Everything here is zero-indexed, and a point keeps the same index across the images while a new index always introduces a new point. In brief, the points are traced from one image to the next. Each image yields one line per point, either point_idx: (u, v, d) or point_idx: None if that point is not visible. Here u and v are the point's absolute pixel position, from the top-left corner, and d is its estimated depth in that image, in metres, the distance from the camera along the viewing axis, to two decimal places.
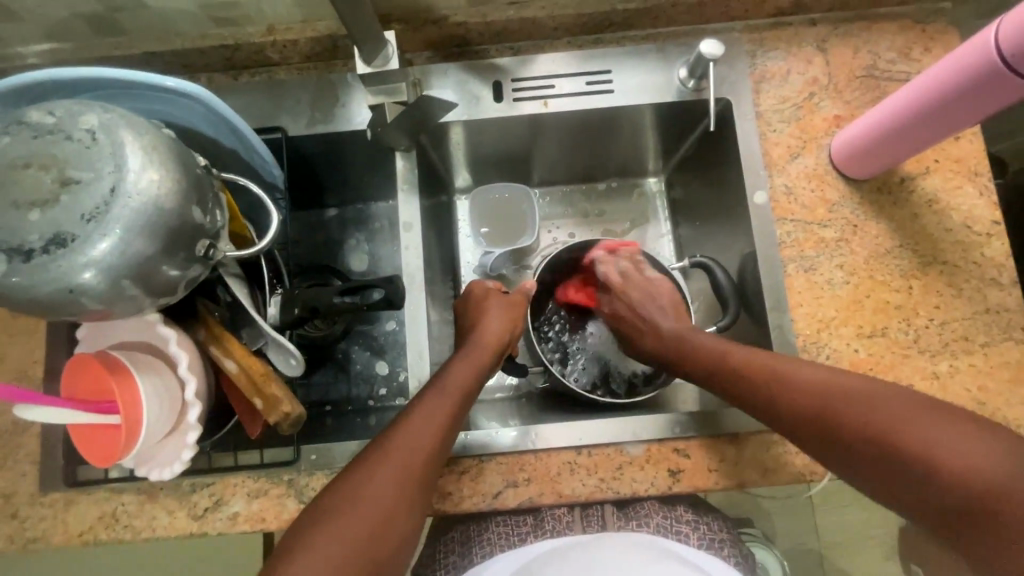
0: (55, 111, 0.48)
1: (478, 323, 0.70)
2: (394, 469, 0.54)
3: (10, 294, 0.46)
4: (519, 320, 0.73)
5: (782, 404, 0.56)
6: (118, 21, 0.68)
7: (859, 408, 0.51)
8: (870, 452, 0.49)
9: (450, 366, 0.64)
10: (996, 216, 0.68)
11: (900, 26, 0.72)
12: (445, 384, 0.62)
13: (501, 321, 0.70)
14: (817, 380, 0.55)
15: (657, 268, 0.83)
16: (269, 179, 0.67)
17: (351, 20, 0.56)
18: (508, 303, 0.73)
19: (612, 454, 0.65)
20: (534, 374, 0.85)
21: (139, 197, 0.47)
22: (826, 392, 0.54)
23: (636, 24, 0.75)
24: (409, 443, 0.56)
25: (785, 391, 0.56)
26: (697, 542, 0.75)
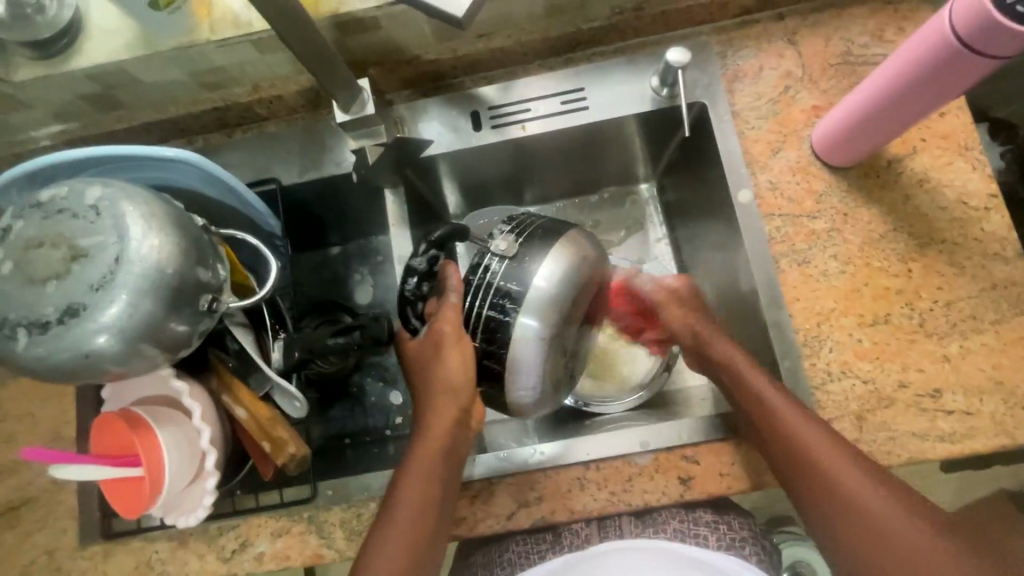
0: (61, 190, 0.52)
1: (429, 390, 0.63)
2: (405, 538, 0.58)
3: (33, 365, 0.50)
4: (461, 342, 0.62)
5: (807, 474, 0.57)
6: (116, 98, 0.72)
7: (876, 498, 0.55)
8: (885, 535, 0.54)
9: (433, 397, 0.63)
10: (991, 189, 0.66)
11: (871, 9, 0.72)
12: (416, 464, 0.61)
13: (450, 372, 0.62)
14: (850, 461, 0.57)
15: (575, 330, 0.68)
16: (266, 229, 0.71)
17: (323, 74, 0.59)
18: (433, 344, 0.62)
19: (591, 263, 0.63)
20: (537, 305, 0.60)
21: (141, 262, 0.50)
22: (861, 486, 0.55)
23: (604, 41, 0.76)
24: (410, 514, 0.59)
25: (829, 469, 0.57)
26: (718, 544, 0.73)
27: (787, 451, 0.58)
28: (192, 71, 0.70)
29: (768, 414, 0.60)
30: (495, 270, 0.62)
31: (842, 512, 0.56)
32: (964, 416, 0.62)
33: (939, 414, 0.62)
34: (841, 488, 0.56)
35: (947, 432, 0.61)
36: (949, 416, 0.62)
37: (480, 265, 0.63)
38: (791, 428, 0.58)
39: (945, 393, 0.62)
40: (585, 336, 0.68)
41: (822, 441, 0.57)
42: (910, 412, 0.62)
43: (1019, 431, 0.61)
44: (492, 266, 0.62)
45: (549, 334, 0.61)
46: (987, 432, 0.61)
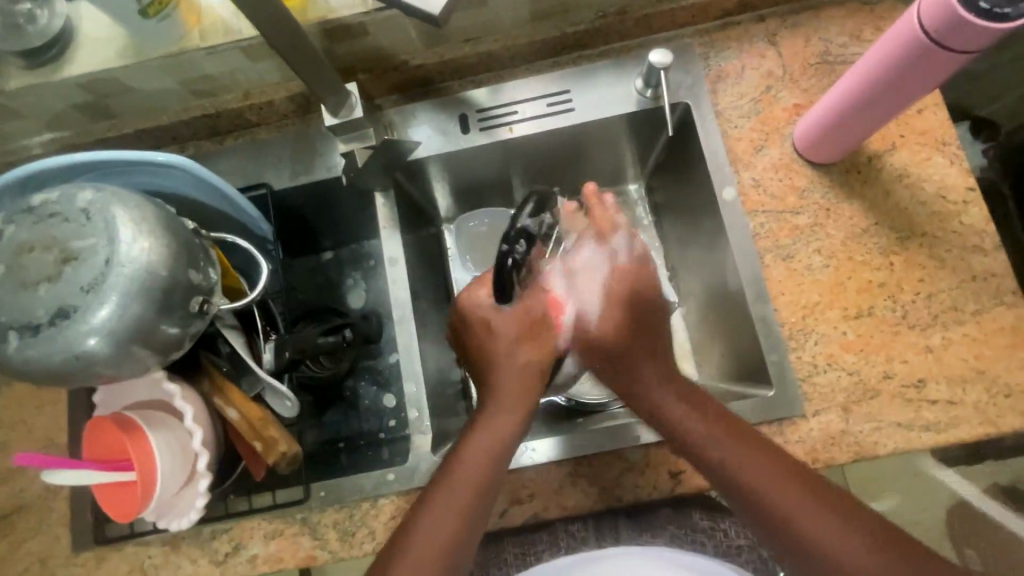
0: (52, 195, 0.53)
1: (502, 380, 0.65)
2: (451, 523, 0.57)
3: (24, 368, 0.51)
4: (547, 332, 0.68)
5: (733, 487, 0.57)
6: (108, 106, 0.73)
7: (802, 521, 0.54)
8: (808, 554, 0.54)
9: (503, 378, 0.65)
10: (969, 183, 0.68)
11: (848, 10, 0.74)
12: (474, 453, 0.60)
13: (522, 365, 0.66)
14: (789, 490, 0.55)
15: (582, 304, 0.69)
16: (258, 233, 0.72)
17: (311, 79, 0.60)
18: (521, 329, 0.67)
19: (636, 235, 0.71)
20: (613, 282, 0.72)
21: (132, 265, 0.51)
22: (756, 490, 0.56)
23: (589, 44, 0.77)
24: (465, 494, 0.58)
25: (744, 481, 0.56)
26: (713, 550, 0.75)
27: (704, 461, 0.59)
28: (183, 78, 0.71)
29: (679, 418, 0.61)
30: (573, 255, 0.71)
31: (769, 529, 0.56)
32: (948, 405, 0.63)
33: (923, 405, 0.63)
34: (762, 503, 0.55)
35: (932, 422, 0.62)
36: (933, 406, 0.63)
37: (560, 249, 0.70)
38: (687, 438, 0.59)
39: (929, 383, 0.63)
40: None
41: (723, 446, 0.58)
42: (895, 403, 0.63)
43: (1002, 420, 0.62)
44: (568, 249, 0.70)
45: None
46: (971, 420, 0.62)
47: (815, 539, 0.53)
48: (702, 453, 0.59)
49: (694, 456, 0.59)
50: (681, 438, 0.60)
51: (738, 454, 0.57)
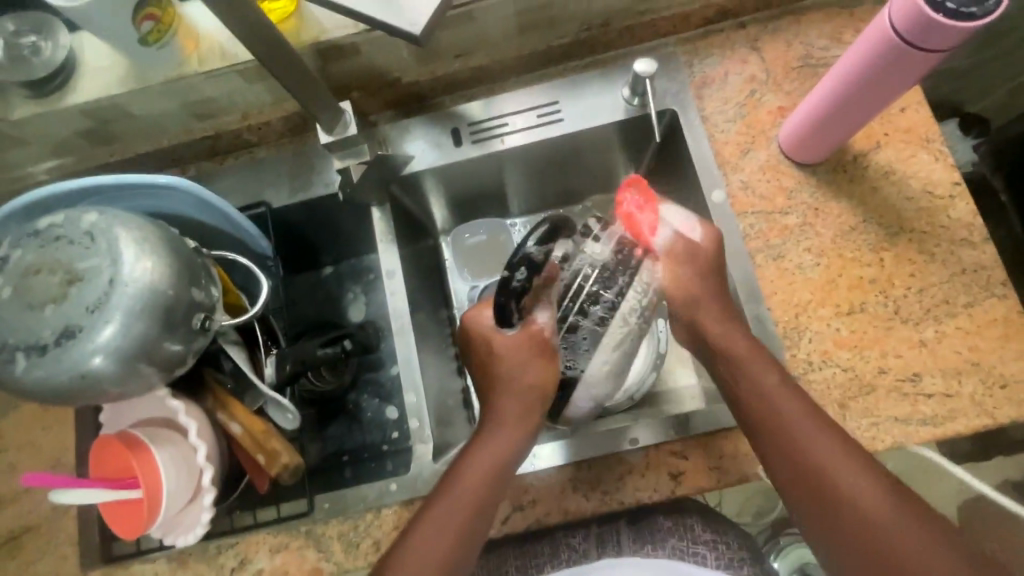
0: (57, 219, 0.55)
1: (507, 400, 0.63)
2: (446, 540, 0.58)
3: (31, 387, 0.52)
4: (553, 359, 0.64)
5: (816, 493, 0.55)
6: (110, 132, 0.75)
7: (869, 503, 0.54)
8: (836, 522, 0.54)
9: (504, 395, 0.64)
10: (955, 178, 0.69)
11: (827, 14, 0.75)
12: (474, 469, 0.60)
13: (527, 382, 0.63)
14: (878, 497, 0.54)
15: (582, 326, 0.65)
16: (258, 251, 0.73)
17: (306, 99, 0.62)
18: (526, 354, 0.64)
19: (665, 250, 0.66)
20: (628, 312, 0.65)
21: (135, 284, 0.52)
22: (854, 494, 0.54)
23: (576, 55, 0.79)
24: (458, 510, 0.59)
25: (842, 485, 0.55)
26: (716, 563, 0.74)
27: (793, 460, 0.56)
28: (182, 102, 0.73)
29: (774, 401, 0.59)
30: (590, 280, 0.65)
31: (826, 513, 0.55)
32: (944, 398, 0.63)
33: (919, 399, 0.63)
34: (853, 508, 0.54)
35: (929, 416, 0.63)
36: (929, 400, 0.63)
37: (575, 272, 0.65)
38: (789, 436, 0.57)
39: (924, 377, 0.64)
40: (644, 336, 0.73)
41: (829, 452, 0.56)
42: (891, 397, 0.64)
43: (999, 411, 0.62)
44: (587, 272, 0.65)
45: (628, 338, 0.67)
46: (967, 412, 0.62)
47: (898, 549, 0.52)
48: (793, 453, 0.57)
49: (787, 443, 0.57)
50: (777, 426, 0.58)
51: (819, 438, 0.56)
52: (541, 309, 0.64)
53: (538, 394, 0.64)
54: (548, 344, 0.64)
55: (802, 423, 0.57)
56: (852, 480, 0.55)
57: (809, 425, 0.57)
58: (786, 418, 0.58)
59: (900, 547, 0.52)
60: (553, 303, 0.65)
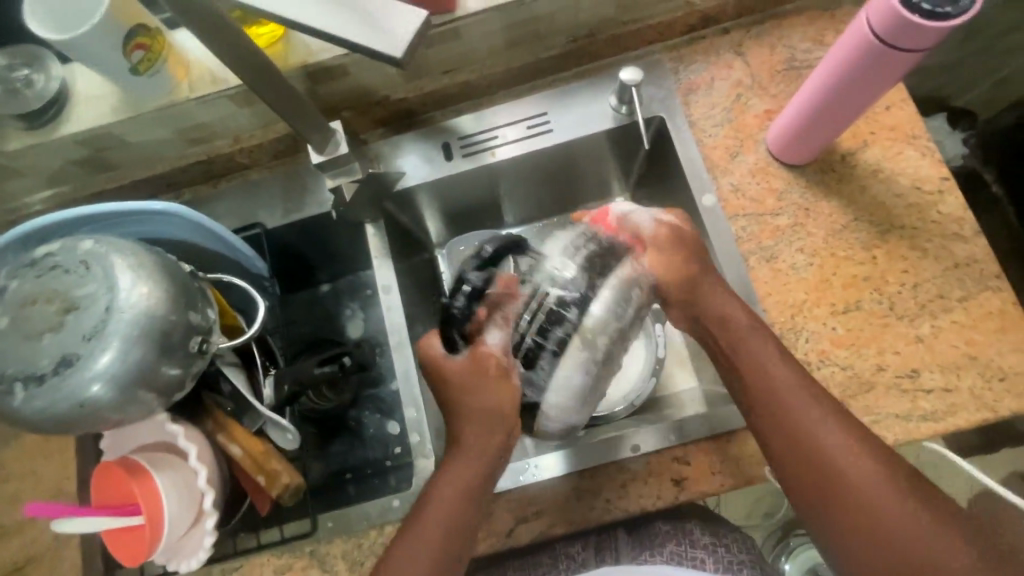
0: (53, 248, 0.55)
1: (467, 425, 0.62)
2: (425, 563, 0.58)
3: (31, 418, 0.52)
4: (508, 379, 0.62)
5: (775, 417, 0.58)
6: (104, 160, 0.76)
7: (842, 455, 0.56)
8: (805, 449, 0.57)
9: (464, 421, 0.62)
10: (943, 173, 0.69)
11: (809, 17, 0.76)
12: (450, 492, 0.60)
13: (488, 408, 0.62)
14: (836, 423, 0.57)
15: (538, 342, 0.60)
16: (254, 271, 0.74)
17: (296, 120, 0.62)
18: (479, 377, 0.62)
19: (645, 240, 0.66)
20: (590, 331, 0.58)
21: (132, 310, 0.52)
22: (817, 421, 0.57)
23: (562, 67, 0.80)
24: (433, 535, 0.59)
25: (798, 409, 0.58)
26: (715, 567, 0.73)
27: (760, 386, 0.60)
28: (175, 128, 0.74)
29: (741, 338, 0.62)
30: (554, 301, 0.60)
31: (798, 451, 0.57)
32: (944, 393, 0.63)
33: (919, 394, 0.63)
34: (810, 433, 0.57)
35: (929, 411, 0.63)
36: (929, 395, 0.63)
37: (537, 292, 0.61)
38: (755, 367, 0.60)
39: (923, 372, 0.64)
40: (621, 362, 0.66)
41: (790, 378, 0.59)
42: (891, 394, 0.64)
43: (1000, 404, 0.62)
44: (546, 287, 0.61)
45: (596, 360, 0.59)
46: (968, 407, 0.62)
47: (845, 474, 0.55)
48: (756, 380, 0.60)
49: (772, 394, 0.59)
50: (747, 362, 0.61)
51: (804, 397, 0.58)
52: (495, 330, 0.62)
53: (498, 417, 0.62)
54: (506, 364, 0.62)
55: (789, 384, 0.59)
56: (814, 408, 0.58)
57: (770, 354, 0.61)
58: (749, 350, 0.61)
59: (865, 495, 0.54)
60: (507, 322, 0.62)
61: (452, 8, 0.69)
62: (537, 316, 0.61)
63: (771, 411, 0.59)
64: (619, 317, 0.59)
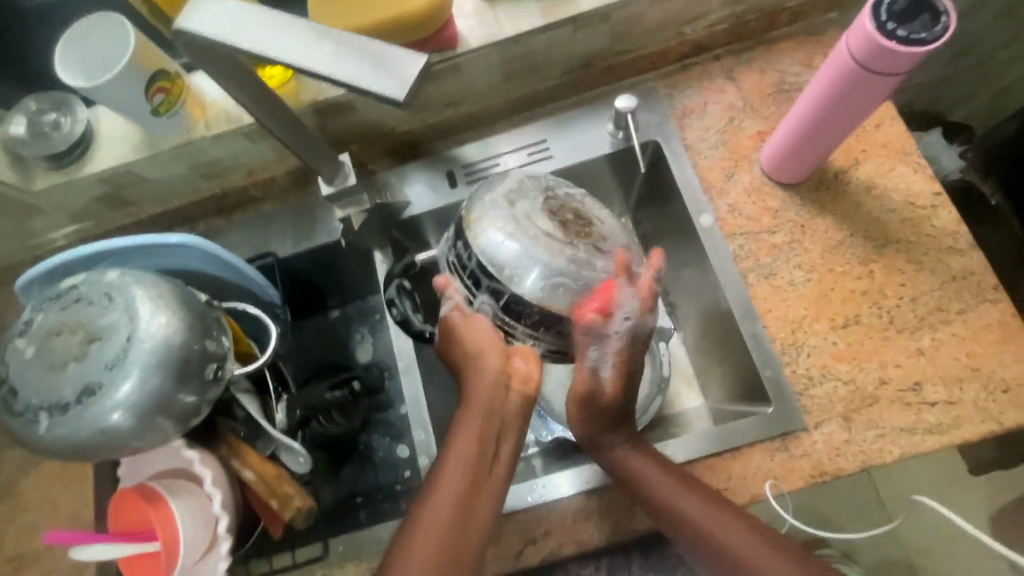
0: (77, 282, 0.58)
1: (467, 369, 0.61)
2: (448, 518, 0.55)
3: (54, 445, 0.54)
4: (477, 322, 0.60)
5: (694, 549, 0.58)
6: (125, 196, 0.80)
7: (742, 552, 0.55)
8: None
9: (465, 366, 0.61)
10: (935, 189, 0.71)
11: (797, 42, 0.79)
12: (463, 447, 0.58)
13: (481, 346, 0.60)
14: (752, 546, 0.55)
15: (478, 271, 0.58)
16: (266, 298, 0.76)
17: (306, 153, 0.66)
18: (450, 333, 0.61)
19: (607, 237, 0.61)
20: (518, 217, 0.58)
21: (151, 340, 0.55)
22: (736, 546, 0.56)
23: (559, 96, 0.84)
24: (453, 486, 0.56)
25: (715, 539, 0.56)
26: None
27: (664, 519, 0.59)
28: (191, 164, 0.77)
29: (637, 472, 0.62)
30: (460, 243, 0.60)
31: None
32: (948, 406, 0.63)
33: (923, 407, 0.64)
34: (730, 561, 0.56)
35: (934, 424, 0.63)
36: (933, 408, 0.63)
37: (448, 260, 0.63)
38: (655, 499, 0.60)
39: (926, 386, 0.64)
40: (589, 227, 0.60)
41: (692, 506, 0.58)
42: (895, 407, 0.64)
43: (1004, 415, 0.62)
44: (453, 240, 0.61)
45: (551, 237, 0.57)
46: (973, 419, 0.62)
47: None
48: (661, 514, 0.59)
49: (669, 518, 0.59)
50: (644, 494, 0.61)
51: (700, 509, 0.58)
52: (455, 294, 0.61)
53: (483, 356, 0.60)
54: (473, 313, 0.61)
55: (696, 512, 0.58)
56: (730, 535, 0.56)
57: (670, 485, 0.60)
58: (645, 484, 0.61)
59: None
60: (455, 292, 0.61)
61: (454, 45, 0.72)
62: (464, 259, 0.60)
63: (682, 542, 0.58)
64: (531, 201, 0.60)
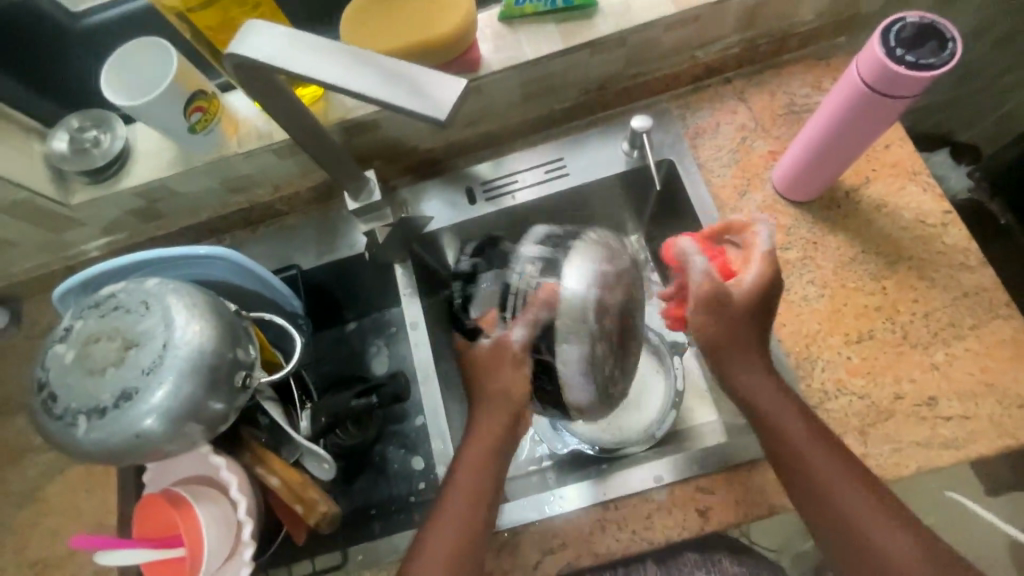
0: (115, 290, 0.60)
1: (483, 399, 0.65)
2: (454, 534, 0.61)
3: (90, 449, 0.56)
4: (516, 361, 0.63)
5: (818, 502, 0.57)
6: (157, 210, 0.83)
7: (866, 516, 0.56)
8: (846, 534, 0.56)
9: (485, 398, 0.65)
10: (945, 207, 0.73)
11: (806, 66, 0.82)
12: (466, 466, 0.64)
13: (507, 382, 0.64)
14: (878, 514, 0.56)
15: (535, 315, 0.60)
16: (290, 309, 0.79)
17: (333, 169, 0.68)
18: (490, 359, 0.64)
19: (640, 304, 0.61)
20: (584, 303, 0.58)
21: (186, 347, 0.57)
22: (862, 510, 0.56)
23: (576, 116, 0.87)
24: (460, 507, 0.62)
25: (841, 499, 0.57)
26: None
27: (798, 467, 0.59)
28: (221, 179, 0.80)
29: (781, 418, 0.61)
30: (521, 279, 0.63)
31: (841, 535, 0.56)
32: (964, 420, 0.64)
33: (939, 422, 0.64)
34: (855, 521, 0.56)
35: (949, 438, 0.63)
36: (948, 422, 0.64)
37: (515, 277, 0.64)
38: (796, 449, 0.59)
39: (941, 400, 0.65)
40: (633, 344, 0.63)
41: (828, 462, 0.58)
42: (910, 421, 0.65)
43: (1020, 430, 0.63)
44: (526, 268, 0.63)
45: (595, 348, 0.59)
46: (988, 434, 0.63)
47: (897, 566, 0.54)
48: (796, 464, 0.59)
49: (801, 467, 0.58)
50: (784, 443, 0.60)
51: (820, 449, 0.59)
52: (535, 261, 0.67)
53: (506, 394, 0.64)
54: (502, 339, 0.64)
55: (829, 469, 0.58)
56: (861, 497, 0.57)
57: (814, 439, 0.59)
58: (789, 433, 0.60)
59: None
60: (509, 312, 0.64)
61: (476, 68, 0.75)
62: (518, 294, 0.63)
63: (807, 495, 0.58)
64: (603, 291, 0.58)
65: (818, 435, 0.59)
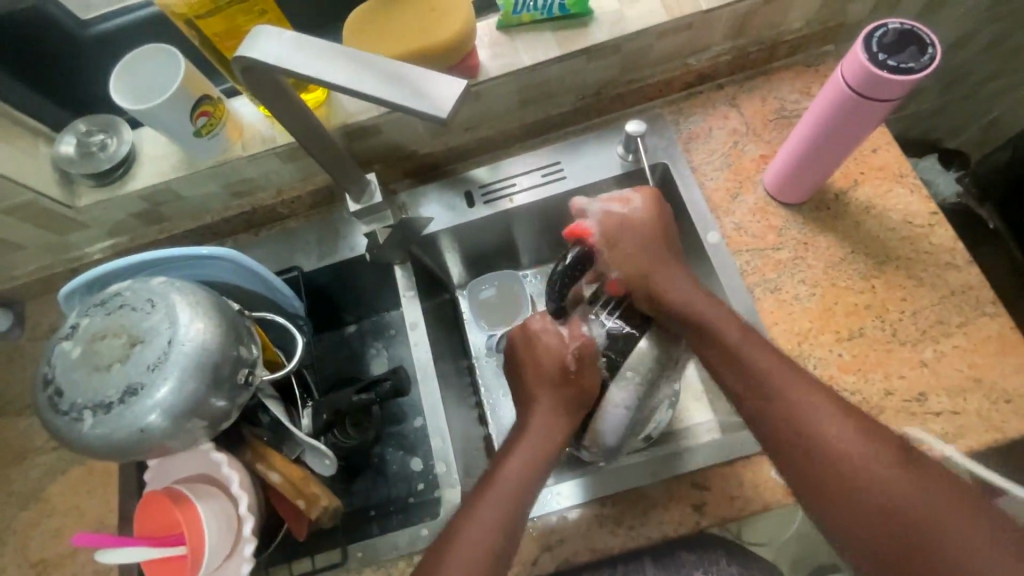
0: (121, 289, 0.61)
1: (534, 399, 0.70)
2: (492, 529, 0.60)
3: (94, 444, 0.56)
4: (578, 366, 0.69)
5: (811, 459, 0.57)
6: (161, 213, 0.84)
7: (869, 466, 0.54)
8: (845, 489, 0.54)
9: (537, 402, 0.69)
10: (931, 209, 0.75)
11: (795, 72, 0.85)
12: (511, 459, 0.65)
13: (561, 387, 0.69)
14: (879, 461, 0.54)
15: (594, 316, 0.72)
16: (291, 310, 0.80)
17: (336, 171, 0.70)
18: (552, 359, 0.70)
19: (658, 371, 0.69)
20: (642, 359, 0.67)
21: (190, 344, 0.58)
22: (865, 458, 0.55)
23: (572, 122, 0.89)
24: (495, 501, 0.62)
25: (838, 447, 0.56)
26: None
27: (785, 423, 0.59)
28: (224, 182, 0.82)
29: (769, 376, 0.61)
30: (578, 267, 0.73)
31: (839, 491, 0.55)
32: (952, 416, 0.65)
33: (928, 417, 0.66)
34: (857, 474, 0.54)
35: (938, 433, 0.65)
36: (937, 418, 0.65)
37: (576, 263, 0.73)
38: (782, 404, 0.59)
39: (930, 396, 0.66)
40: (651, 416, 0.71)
41: (816, 414, 0.58)
42: (901, 417, 0.66)
43: (1008, 425, 0.64)
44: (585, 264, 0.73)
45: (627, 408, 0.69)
46: (976, 428, 0.64)
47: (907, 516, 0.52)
48: (784, 420, 0.59)
49: (789, 424, 0.58)
50: (768, 397, 0.60)
51: (809, 402, 0.59)
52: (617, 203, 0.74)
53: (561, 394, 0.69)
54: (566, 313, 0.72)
55: (820, 419, 0.57)
56: (860, 451, 0.55)
57: (797, 390, 0.59)
58: (769, 388, 0.60)
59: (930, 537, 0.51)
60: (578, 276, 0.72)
61: (475, 74, 0.77)
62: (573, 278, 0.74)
63: (798, 454, 0.57)
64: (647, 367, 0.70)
65: (804, 385, 0.60)
